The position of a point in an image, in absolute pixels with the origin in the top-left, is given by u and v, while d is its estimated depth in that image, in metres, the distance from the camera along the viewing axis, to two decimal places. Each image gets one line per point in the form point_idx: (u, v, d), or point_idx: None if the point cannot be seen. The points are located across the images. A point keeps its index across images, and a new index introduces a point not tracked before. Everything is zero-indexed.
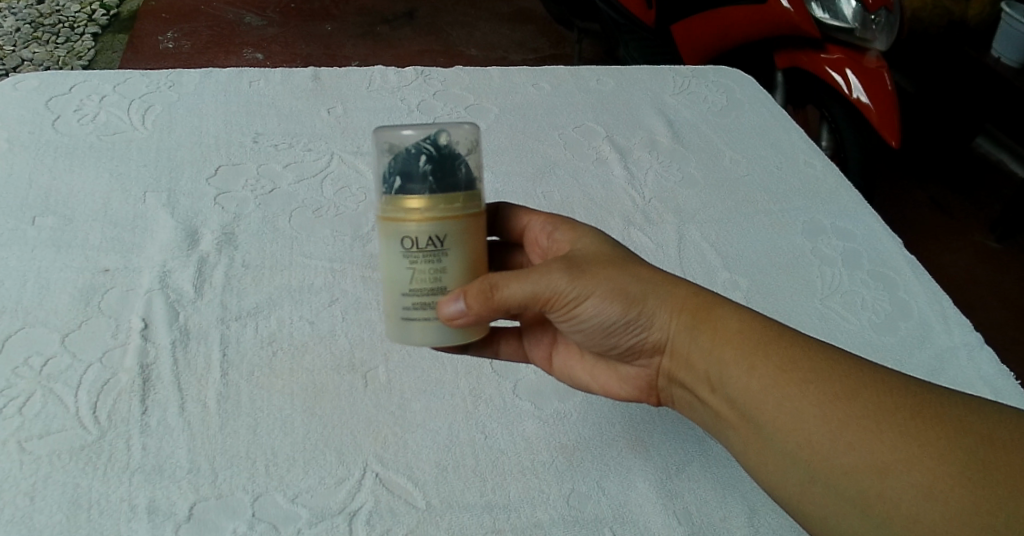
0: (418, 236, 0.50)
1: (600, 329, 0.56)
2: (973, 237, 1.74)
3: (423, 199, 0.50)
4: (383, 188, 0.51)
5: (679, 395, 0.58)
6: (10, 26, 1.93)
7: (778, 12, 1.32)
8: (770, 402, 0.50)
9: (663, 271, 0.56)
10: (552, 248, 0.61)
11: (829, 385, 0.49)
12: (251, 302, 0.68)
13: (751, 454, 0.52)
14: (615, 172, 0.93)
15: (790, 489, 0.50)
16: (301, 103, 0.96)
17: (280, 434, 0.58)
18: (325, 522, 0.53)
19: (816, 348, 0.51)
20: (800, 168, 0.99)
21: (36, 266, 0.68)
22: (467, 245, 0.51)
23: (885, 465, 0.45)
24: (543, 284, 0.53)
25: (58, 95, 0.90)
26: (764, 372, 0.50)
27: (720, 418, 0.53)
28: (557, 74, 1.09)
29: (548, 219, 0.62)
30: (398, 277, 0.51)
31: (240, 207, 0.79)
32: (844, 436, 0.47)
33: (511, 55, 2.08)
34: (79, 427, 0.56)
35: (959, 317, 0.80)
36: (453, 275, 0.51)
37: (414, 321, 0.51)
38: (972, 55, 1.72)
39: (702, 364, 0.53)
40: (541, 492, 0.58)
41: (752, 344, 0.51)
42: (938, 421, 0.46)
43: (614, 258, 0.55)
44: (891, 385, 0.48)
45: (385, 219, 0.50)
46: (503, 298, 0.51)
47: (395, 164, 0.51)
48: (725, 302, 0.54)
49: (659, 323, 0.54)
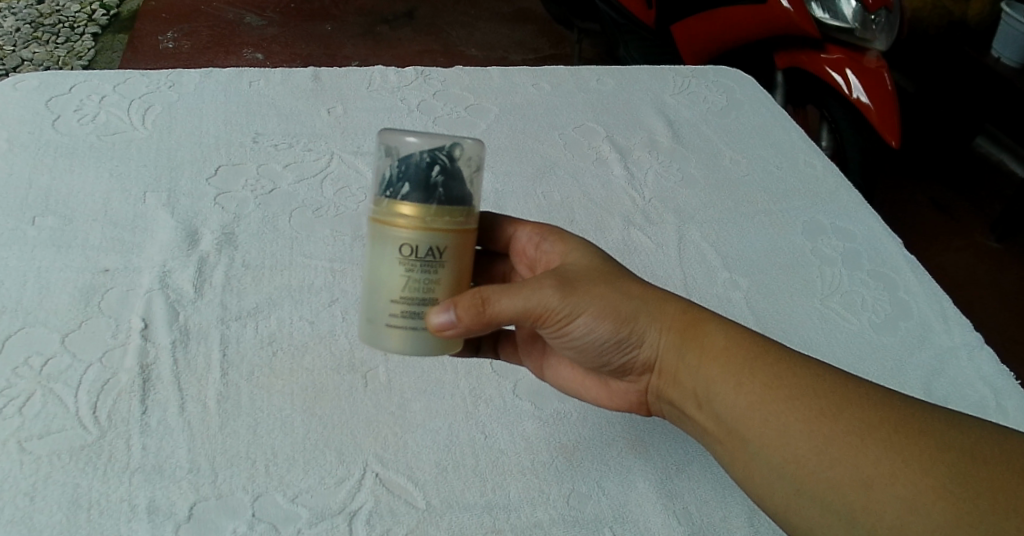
0: (419, 246, 0.49)
1: (590, 346, 0.56)
2: (973, 237, 1.74)
3: (431, 210, 0.49)
4: (386, 192, 0.50)
5: (667, 410, 0.58)
6: (10, 26, 1.92)
7: (778, 12, 1.31)
8: (756, 418, 0.50)
9: (652, 287, 0.56)
10: (539, 259, 0.62)
11: (814, 400, 0.49)
12: (251, 302, 0.68)
13: (737, 469, 0.52)
14: (615, 172, 0.93)
15: (775, 502, 0.50)
16: (301, 103, 0.95)
17: (280, 434, 0.58)
18: (325, 522, 0.53)
19: (802, 364, 0.51)
20: (801, 168, 0.99)
21: (36, 266, 0.68)
22: (462, 258, 0.52)
23: (870, 479, 0.46)
24: (535, 298, 0.52)
25: (58, 95, 0.90)
26: (752, 389, 0.50)
27: (706, 433, 0.54)
28: (557, 74, 1.09)
29: (535, 228, 0.62)
30: (391, 283, 0.51)
31: (240, 207, 0.79)
32: (829, 451, 0.47)
33: (511, 55, 2.08)
34: (79, 427, 0.56)
35: (959, 316, 0.80)
36: (447, 287, 0.51)
37: (401, 328, 0.51)
38: (972, 55, 1.72)
39: (689, 380, 0.53)
40: (541, 492, 0.58)
41: (740, 361, 0.52)
42: (923, 436, 0.46)
43: (606, 273, 0.55)
44: (878, 402, 0.48)
45: (388, 224, 0.50)
46: (494, 312, 0.51)
47: (404, 170, 0.50)
48: (714, 318, 0.54)
49: (649, 340, 0.55)
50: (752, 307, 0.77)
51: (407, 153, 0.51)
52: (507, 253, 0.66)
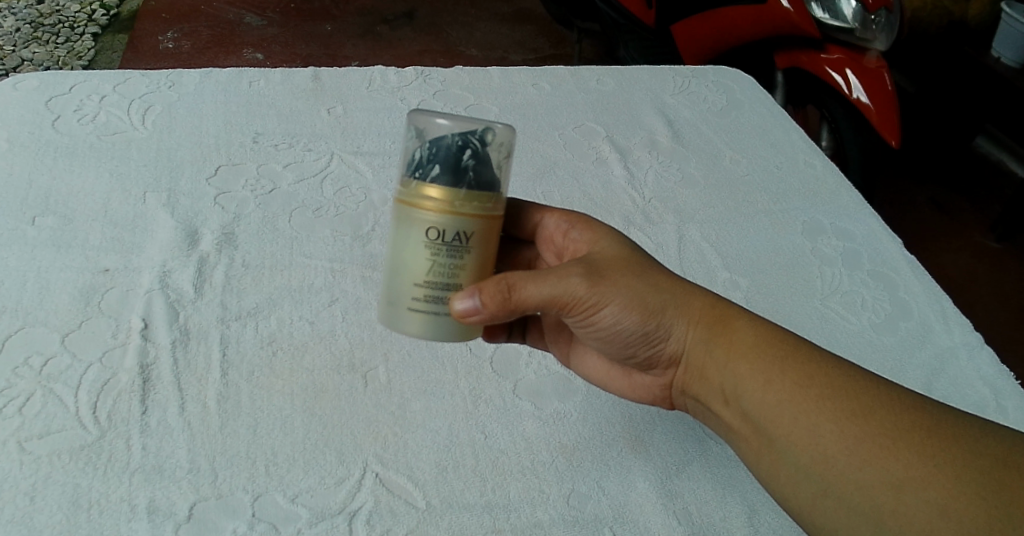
0: (446, 230, 0.49)
1: (617, 336, 0.56)
2: (973, 237, 1.74)
3: (460, 194, 0.49)
4: (416, 174, 0.50)
5: (691, 404, 0.59)
6: (10, 26, 1.92)
7: (778, 12, 1.31)
8: (786, 416, 0.50)
9: (681, 279, 0.56)
10: (567, 247, 0.61)
11: (845, 401, 0.49)
12: (251, 302, 0.68)
13: (762, 467, 0.52)
14: (615, 172, 0.93)
15: (799, 501, 0.50)
16: (301, 103, 0.95)
17: (280, 434, 0.58)
18: (325, 522, 0.53)
19: (833, 363, 0.51)
20: (801, 168, 0.99)
21: (36, 266, 0.68)
22: (488, 244, 0.52)
23: (899, 482, 0.46)
24: (562, 286, 0.52)
25: (58, 96, 0.90)
26: (781, 386, 0.51)
27: (732, 429, 0.54)
28: (558, 74, 1.09)
29: (563, 216, 0.61)
30: (415, 267, 0.50)
31: (240, 207, 0.79)
32: (858, 451, 0.47)
33: (511, 55, 2.08)
34: (79, 427, 0.56)
35: (959, 316, 0.80)
36: (471, 273, 0.51)
37: (422, 313, 0.51)
38: (973, 55, 1.71)
39: (717, 375, 0.54)
40: (541, 492, 0.58)
41: (769, 359, 0.52)
42: (953, 442, 0.46)
43: (636, 264, 0.55)
44: (907, 405, 0.48)
45: (415, 206, 0.49)
46: (520, 298, 0.52)
47: (434, 152, 0.50)
48: (742, 314, 0.55)
49: (676, 334, 0.55)
50: (752, 307, 0.77)
51: (437, 135, 0.51)
52: (532, 239, 0.66)
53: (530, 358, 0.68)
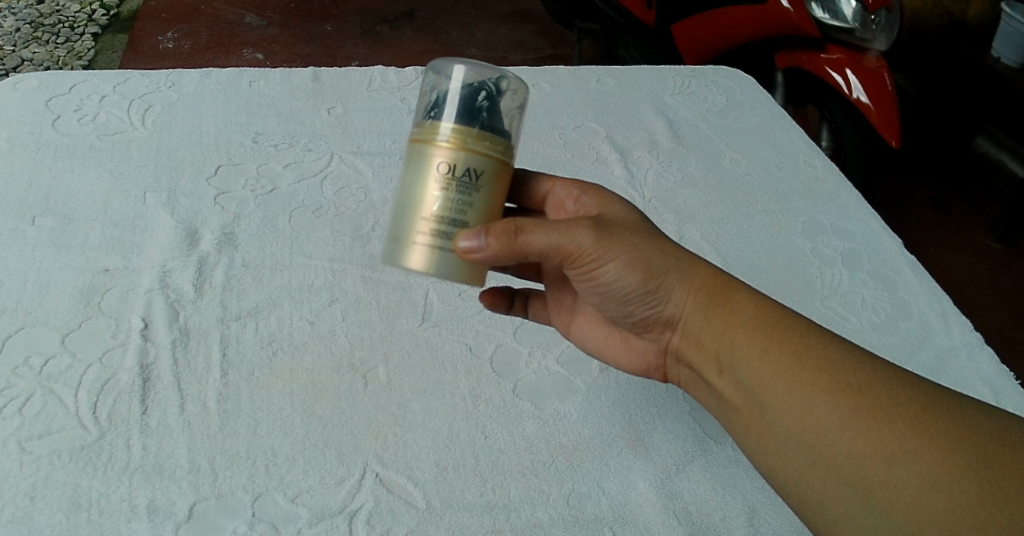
0: (457, 165, 0.50)
1: (617, 294, 0.56)
2: (973, 237, 1.74)
3: (473, 131, 0.50)
4: (431, 113, 0.52)
5: (687, 371, 0.60)
6: (10, 26, 1.91)
7: (778, 12, 1.31)
8: (780, 385, 0.50)
9: (683, 248, 0.57)
10: (577, 212, 0.61)
11: (841, 373, 0.49)
12: (251, 302, 0.68)
13: (754, 438, 0.52)
14: (615, 171, 0.93)
15: (789, 472, 0.50)
16: (301, 103, 0.95)
17: (281, 434, 0.58)
18: (325, 522, 0.53)
19: (830, 338, 0.51)
20: (801, 168, 0.99)
21: (37, 266, 0.68)
22: (498, 187, 0.52)
23: (890, 453, 0.46)
24: (569, 235, 0.52)
25: (58, 95, 0.90)
26: (778, 357, 0.51)
27: (726, 399, 0.54)
28: (558, 74, 1.09)
29: (574, 184, 0.62)
30: (425, 201, 0.51)
31: (240, 207, 0.79)
32: (852, 423, 0.47)
33: (511, 55, 2.08)
34: (79, 427, 0.56)
35: (958, 316, 0.80)
36: (479, 213, 0.51)
37: (427, 248, 0.51)
38: (973, 55, 1.71)
39: (712, 345, 0.54)
40: (541, 491, 0.58)
41: (767, 329, 0.52)
42: (949, 420, 0.46)
43: (642, 229, 0.55)
44: (904, 381, 0.48)
45: (428, 140, 0.51)
46: (525, 243, 0.51)
47: (451, 95, 0.51)
48: (743, 287, 0.55)
49: (676, 300, 0.55)
50: None
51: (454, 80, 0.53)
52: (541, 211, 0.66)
53: (530, 358, 0.68)
